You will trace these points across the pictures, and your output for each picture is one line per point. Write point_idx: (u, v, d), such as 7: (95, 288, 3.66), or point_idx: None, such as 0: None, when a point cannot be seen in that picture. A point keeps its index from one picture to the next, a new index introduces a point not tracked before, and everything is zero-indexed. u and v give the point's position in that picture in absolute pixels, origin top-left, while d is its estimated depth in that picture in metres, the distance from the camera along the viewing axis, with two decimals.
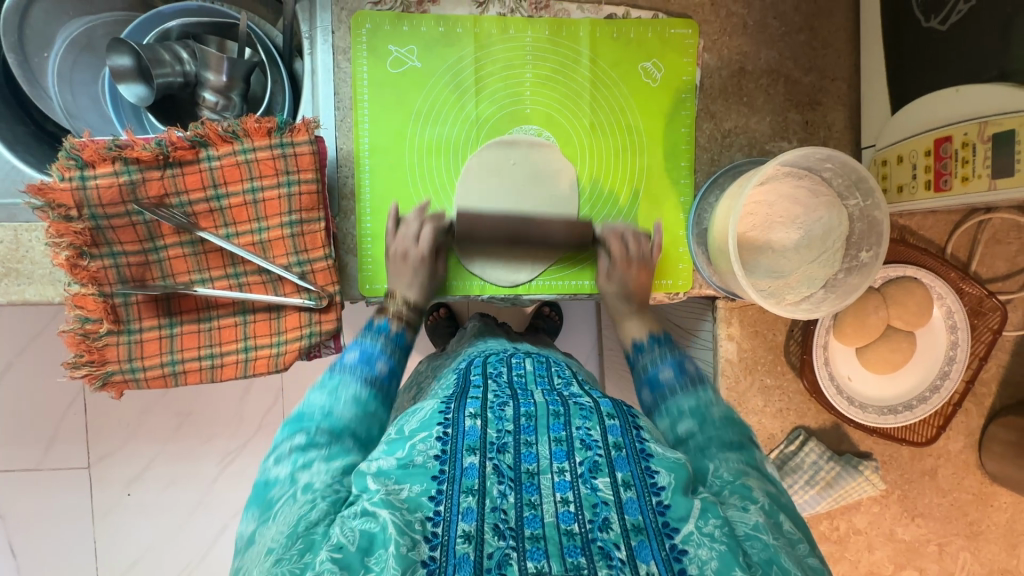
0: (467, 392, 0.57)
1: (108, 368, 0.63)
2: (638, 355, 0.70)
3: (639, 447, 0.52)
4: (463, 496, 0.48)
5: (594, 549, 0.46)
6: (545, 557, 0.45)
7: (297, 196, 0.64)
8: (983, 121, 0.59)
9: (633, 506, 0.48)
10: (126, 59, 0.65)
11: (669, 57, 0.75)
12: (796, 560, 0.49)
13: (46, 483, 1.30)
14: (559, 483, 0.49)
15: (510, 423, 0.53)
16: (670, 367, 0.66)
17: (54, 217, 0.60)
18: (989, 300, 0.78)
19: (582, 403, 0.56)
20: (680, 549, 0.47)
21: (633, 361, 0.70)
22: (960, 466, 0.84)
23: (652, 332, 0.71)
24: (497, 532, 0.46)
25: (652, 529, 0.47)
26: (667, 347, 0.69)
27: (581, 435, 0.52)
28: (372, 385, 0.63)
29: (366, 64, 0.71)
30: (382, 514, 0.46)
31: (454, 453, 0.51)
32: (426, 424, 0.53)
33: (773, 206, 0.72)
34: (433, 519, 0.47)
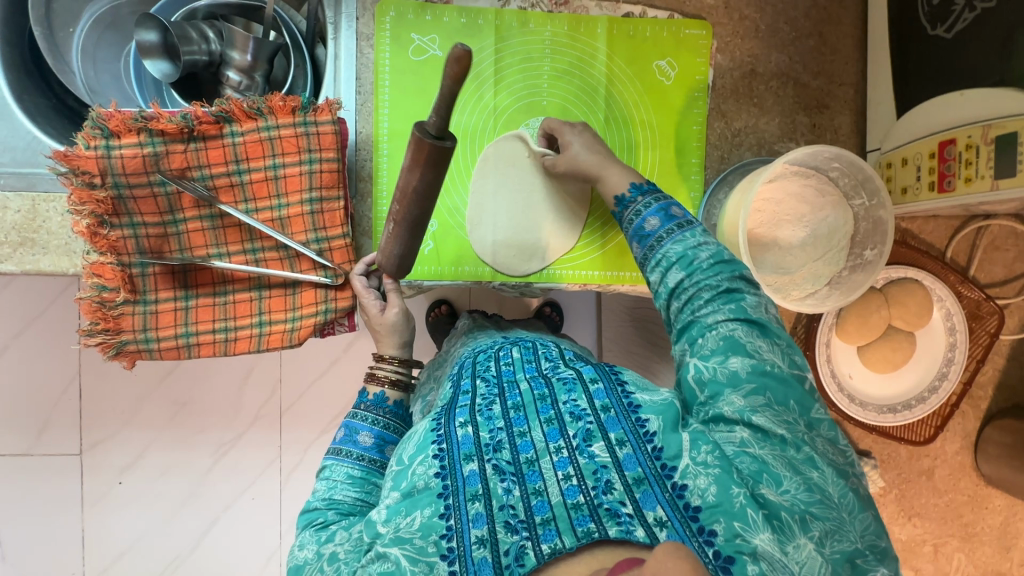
0: (454, 403, 0.56)
1: (123, 337, 0.64)
2: (623, 208, 0.64)
3: (626, 402, 0.53)
4: (470, 504, 0.47)
5: (601, 512, 0.46)
6: (558, 535, 0.45)
7: (318, 174, 0.65)
8: (986, 124, 0.61)
9: (631, 460, 0.49)
10: (152, 34, 0.67)
11: (682, 56, 0.77)
12: (787, 462, 0.49)
13: (37, 468, 1.28)
14: (558, 461, 0.50)
15: (501, 419, 0.53)
16: (656, 215, 0.61)
17: (77, 184, 0.60)
18: (987, 303, 0.80)
19: (565, 376, 0.57)
20: (681, 485, 0.48)
21: (619, 218, 0.64)
22: (957, 468, 0.86)
23: (634, 182, 0.64)
24: (509, 527, 0.46)
25: (653, 477, 0.48)
26: (655, 194, 0.63)
27: (569, 408, 0.53)
28: (365, 462, 0.60)
29: (388, 51, 0.73)
30: (393, 551, 0.46)
31: (453, 465, 0.50)
32: (421, 446, 0.52)
33: (779, 204, 0.73)
34: (447, 535, 0.47)
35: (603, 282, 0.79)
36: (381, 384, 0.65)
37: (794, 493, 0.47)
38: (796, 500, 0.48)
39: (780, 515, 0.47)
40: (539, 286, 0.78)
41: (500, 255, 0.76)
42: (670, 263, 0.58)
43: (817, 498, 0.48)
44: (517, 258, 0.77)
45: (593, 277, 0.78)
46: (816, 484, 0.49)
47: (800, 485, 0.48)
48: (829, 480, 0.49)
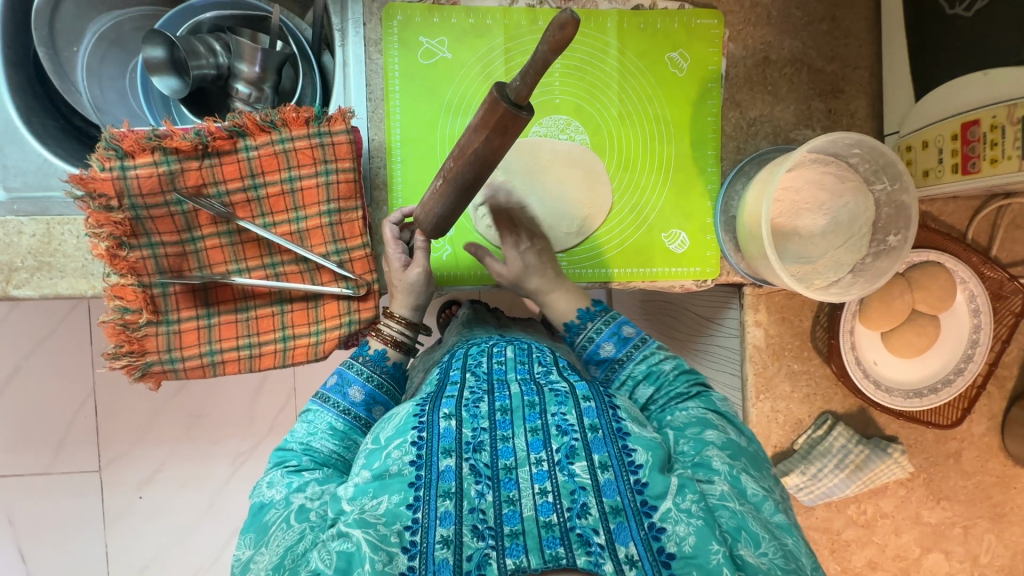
0: (442, 391, 0.57)
1: (148, 358, 0.63)
2: (575, 333, 0.68)
3: (616, 426, 0.53)
4: (440, 500, 0.48)
5: (572, 538, 0.46)
6: (524, 552, 0.45)
7: (335, 185, 0.64)
8: (1012, 104, 0.60)
9: (611, 488, 0.49)
10: (159, 51, 0.65)
11: (695, 47, 0.76)
12: (764, 524, 0.50)
13: (57, 487, 1.29)
14: (536, 474, 0.49)
15: (486, 420, 0.53)
16: (610, 340, 0.66)
17: (94, 208, 0.60)
18: (1010, 283, 0.80)
19: (558, 388, 0.56)
20: (658, 527, 0.47)
21: (571, 342, 0.69)
22: (984, 449, 0.85)
23: (582, 305, 0.69)
24: (476, 533, 0.46)
25: (630, 510, 0.48)
26: (604, 314, 0.68)
27: (557, 421, 0.52)
28: (349, 416, 0.63)
29: (397, 55, 0.72)
30: (356, 533, 0.46)
31: (430, 456, 0.50)
32: (400, 430, 0.53)
33: (798, 192, 0.73)
34: (412, 527, 0.47)
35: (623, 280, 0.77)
36: (382, 341, 0.66)
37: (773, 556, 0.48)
38: (773, 564, 0.48)
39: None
40: None
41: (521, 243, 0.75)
42: (636, 381, 0.64)
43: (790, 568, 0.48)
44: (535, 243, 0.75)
45: (613, 275, 0.77)
46: (790, 551, 0.50)
47: (777, 549, 0.48)
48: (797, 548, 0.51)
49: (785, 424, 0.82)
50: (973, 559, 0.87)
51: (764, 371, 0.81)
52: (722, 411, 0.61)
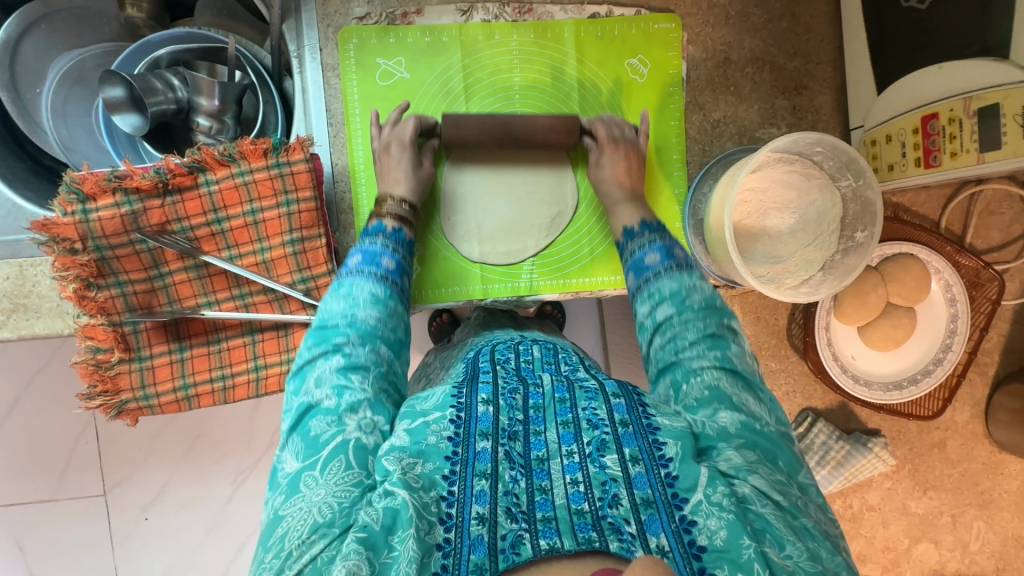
0: (476, 378, 0.58)
1: (122, 397, 0.64)
2: (628, 240, 0.70)
3: (646, 422, 0.52)
4: (476, 479, 0.48)
5: (605, 525, 0.46)
6: (558, 534, 0.44)
7: (296, 215, 0.65)
8: (967, 96, 0.59)
9: (642, 480, 0.49)
10: (118, 89, 0.66)
11: (654, 52, 0.76)
12: (791, 527, 0.48)
13: (63, 513, 1.30)
14: (568, 465, 0.49)
15: (521, 412, 0.54)
16: (656, 253, 0.66)
17: (59, 252, 0.60)
18: (986, 271, 0.79)
19: (588, 385, 0.57)
20: (689, 520, 0.47)
21: (621, 249, 0.71)
22: (968, 437, 0.85)
23: (642, 218, 0.71)
24: (510, 515, 0.46)
25: (661, 502, 0.48)
26: (657, 233, 0.69)
27: (588, 415, 0.53)
28: (386, 283, 0.63)
29: (355, 79, 0.72)
30: (400, 493, 0.45)
31: (467, 436, 0.51)
32: (438, 406, 0.54)
33: (765, 193, 0.73)
34: (448, 500, 0.47)
35: (596, 288, 0.77)
36: (395, 221, 0.67)
37: (798, 560, 0.46)
38: (797, 567, 0.46)
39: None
40: (530, 299, 0.77)
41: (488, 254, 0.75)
42: (662, 298, 0.63)
43: (818, 570, 0.46)
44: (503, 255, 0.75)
45: (585, 284, 0.77)
46: (816, 553, 0.47)
47: (804, 552, 0.47)
48: (824, 551, 0.48)
49: None
50: (963, 547, 0.87)
51: None
52: (741, 373, 0.58)
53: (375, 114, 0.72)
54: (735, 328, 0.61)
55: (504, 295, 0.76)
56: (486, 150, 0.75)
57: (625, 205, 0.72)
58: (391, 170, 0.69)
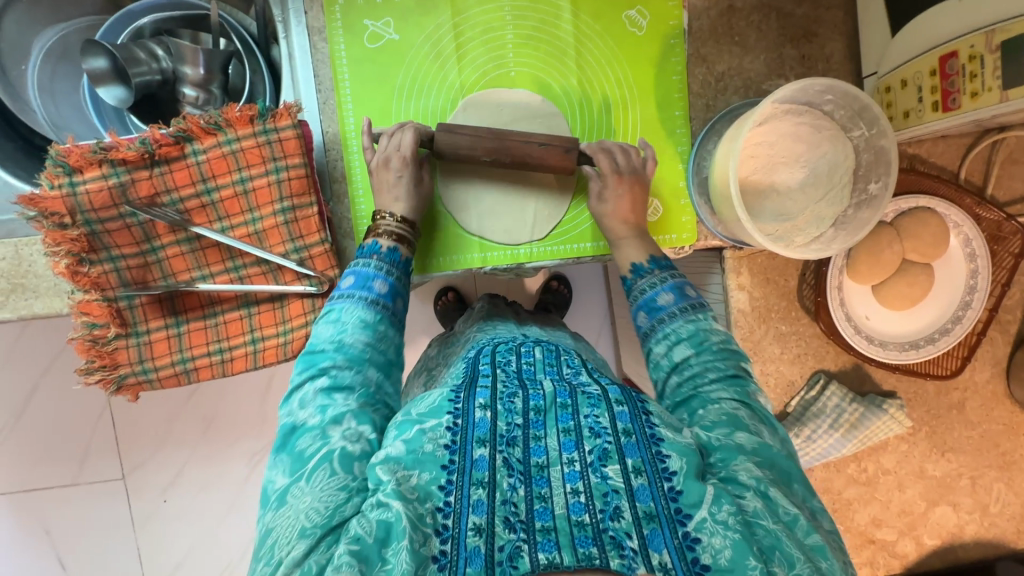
0: (475, 382, 0.56)
1: (121, 371, 0.64)
2: (636, 277, 0.68)
3: (649, 432, 0.51)
4: (473, 488, 0.47)
5: (605, 539, 0.44)
6: (557, 548, 0.43)
7: (287, 182, 0.63)
8: (990, 30, 0.55)
9: (644, 493, 0.47)
10: (101, 60, 0.65)
11: (653, 3, 0.73)
12: (798, 544, 0.47)
13: (83, 497, 1.32)
14: (569, 473, 0.48)
15: (520, 415, 0.52)
16: (669, 292, 0.65)
17: (49, 227, 0.60)
18: (1008, 223, 0.76)
19: (591, 391, 0.55)
20: (693, 537, 0.45)
21: (630, 286, 0.68)
22: (989, 398, 0.82)
23: (652, 255, 0.69)
24: (508, 524, 0.45)
25: (664, 517, 0.46)
26: (669, 271, 0.67)
27: (590, 423, 0.51)
28: (377, 308, 0.61)
29: (343, 42, 0.70)
30: (395, 504, 0.45)
31: (464, 444, 0.50)
32: (435, 411, 0.52)
33: (773, 147, 0.69)
34: (444, 510, 0.46)
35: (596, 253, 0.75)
36: (390, 240, 0.64)
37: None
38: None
39: None
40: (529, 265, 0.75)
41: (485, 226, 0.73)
42: (679, 339, 0.62)
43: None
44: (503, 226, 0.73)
45: (585, 249, 0.75)
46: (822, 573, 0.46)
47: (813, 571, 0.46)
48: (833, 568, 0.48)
49: (776, 387, 0.80)
50: (983, 509, 0.85)
51: (751, 335, 0.79)
52: (757, 406, 0.58)
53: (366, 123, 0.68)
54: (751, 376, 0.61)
55: (502, 262, 0.74)
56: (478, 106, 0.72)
57: (629, 241, 0.70)
58: (387, 188, 0.66)
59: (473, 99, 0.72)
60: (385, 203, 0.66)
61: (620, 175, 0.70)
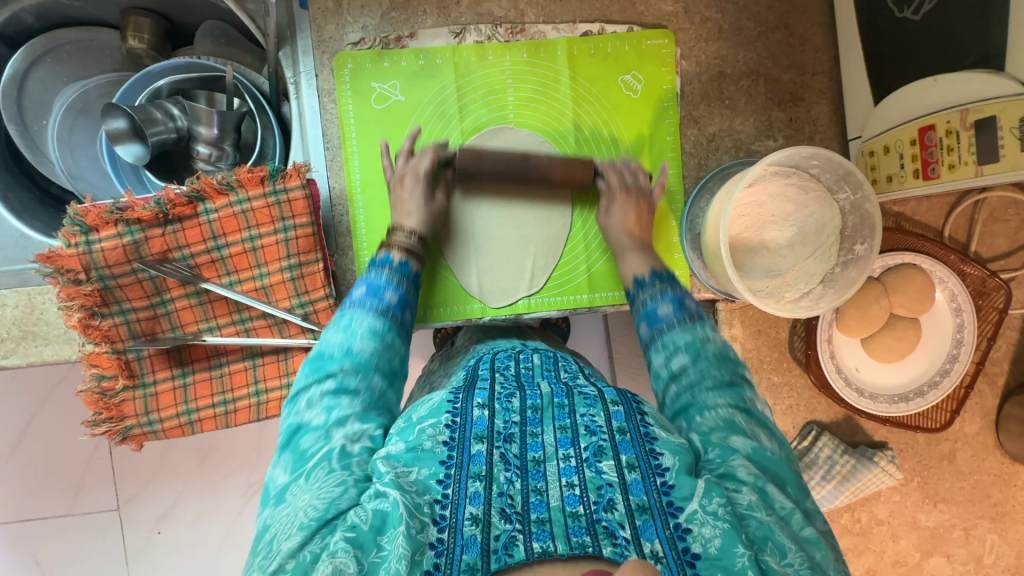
0: (475, 383, 0.57)
1: (127, 423, 0.66)
2: (638, 290, 0.69)
3: (644, 429, 0.52)
4: (471, 481, 0.47)
5: (598, 529, 0.45)
6: (551, 537, 0.44)
7: (294, 240, 0.65)
8: (963, 108, 0.59)
9: (638, 487, 0.48)
10: (120, 122, 0.68)
11: (647, 68, 0.76)
12: (792, 535, 0.48)
13: (77, 529, 1.30)
14: (565, 469, 0.49)
15: (518, 414, 0.52)
16: (669, 303, 0.66)
17: (65, 282, 0.62)
18: (992, 280, 0.78)
19: (587, 392, 0.56)
20: (684, 527, 0.46)
21: (631, 298, 0.70)
22: (979, 448, 0.84)
23: (652, 268, 0.70)
24: (504, 515, 0.45)
25: (656, 509, 0.47)
26: (668, 284, 0.68)
27: (585, 422, 0.52)
28: (386, 317, 0.63)
29: (351, 102, 0.73)
30: (393, 493, 0.45)
31: (462, 441, 0.50)
32: (433, 411, 0.53)
33: (762, 206, 0.73)
34: (442, 501, 0.47)
35: (592, 305, 0.77)
36: (402, 253, 0.67)
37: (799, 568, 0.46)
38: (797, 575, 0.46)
39: None
40: (528, 316, 0.77)
41: (486, 288, 0.76)
42: (676, 348, 0.62)
43: None
44: (501, 286, 0.76)
45: (582, 300, 0.77)
46: (817, 564, 0.48)
47: (804, 561, 0.47)
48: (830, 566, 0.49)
49: None
50: (977, 560, 0.85)
51: None
52: (757, 415, 0.58)
53: (383, 145, 0.72)
54: (750, 379, 0.61)
55: (501, 313, 0.76)
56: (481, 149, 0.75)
57: (634, 253, 0.72)
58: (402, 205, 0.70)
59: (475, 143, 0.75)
60: (398, 217, 0.70)
61: (627, 190, 0.74)
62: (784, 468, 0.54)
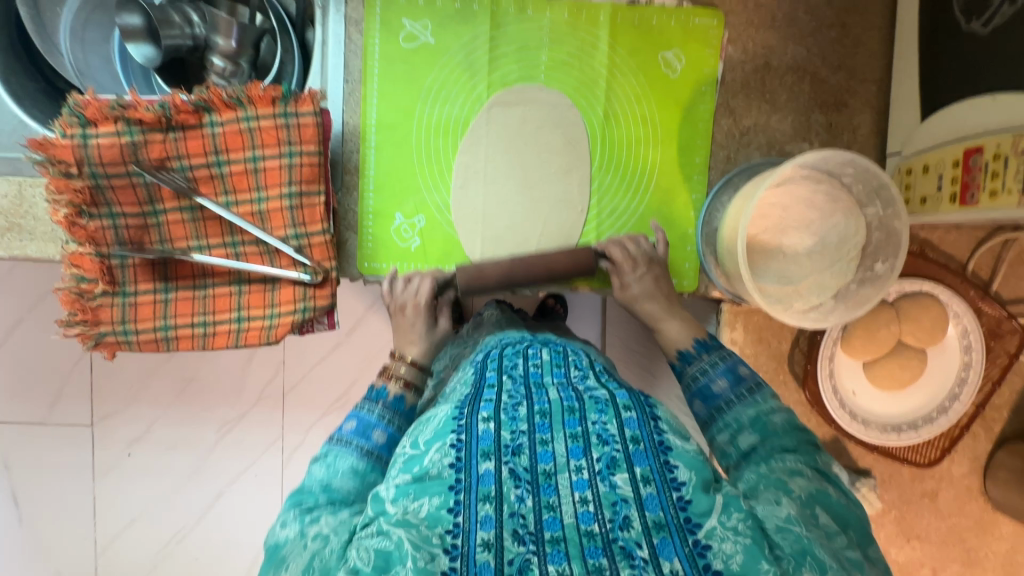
0: (481, 394, 0.54)
1: (101, 329, 0.63)
2: (685, 364, 0.66)
3: (657, 439, 0.49)
4: (481, 504, 0.45)
5: (615, 548, 0.44)
6: (566, 559, 0.43)
7: (298, 167, 0.63)
8: (1017, 133, 0.55)
9: (653, 502, 0.46)
10: (135, 18, 0.64)
11: (691, 48, 0.72)
12: (833, 553, 0.46)
13: (48, 439, 1.29)
14: (577, 482, 0.47)
15: (525, 422, 0.50)
16: (723, 377, 0.62)
17: (54, 173, 0.59)
18: (1008, 322, 0.75)
19: (597, 395, 0.53)
20: (703, 544, 0.44)
21: (680, 372, 0.67)
22: (963, 492, 0.82)
23: (697, 337, 0.67)
24: (517, 538, 0.44)
25: (673, 525, 0.45)
26: (717, 351, 0.65)
27: (597, 430, 0.50)
28: (370, 458, 0.58)
29: (378, 37, 0.70)
30: (397, 532, 0.44)
31: (469, 459, 0.47)
32: (440, 433, 0.50)
33: (786, 210, 0.69)
34: (453, 530, 0.44)
35: (595, 286, 0.75)
36: (399, 386, 0.66)
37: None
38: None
39: None
40: (527, 287, 0.74)
41: (489, 254, 0.73)
42: (740, 426, 0.58)
43: None
44: (504, 254, 0.73)
45: (585, 280, 0.74)
46: None
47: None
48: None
49: None
50: None
51: None
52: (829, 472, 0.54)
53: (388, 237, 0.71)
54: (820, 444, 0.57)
55: None
56: (505, 107, 0.72)
57: (669, 321, 0.70)
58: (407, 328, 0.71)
59: (498, 99, 0.72)
60: (403, 344, 0.71)
61: (636, 258, 0.70)
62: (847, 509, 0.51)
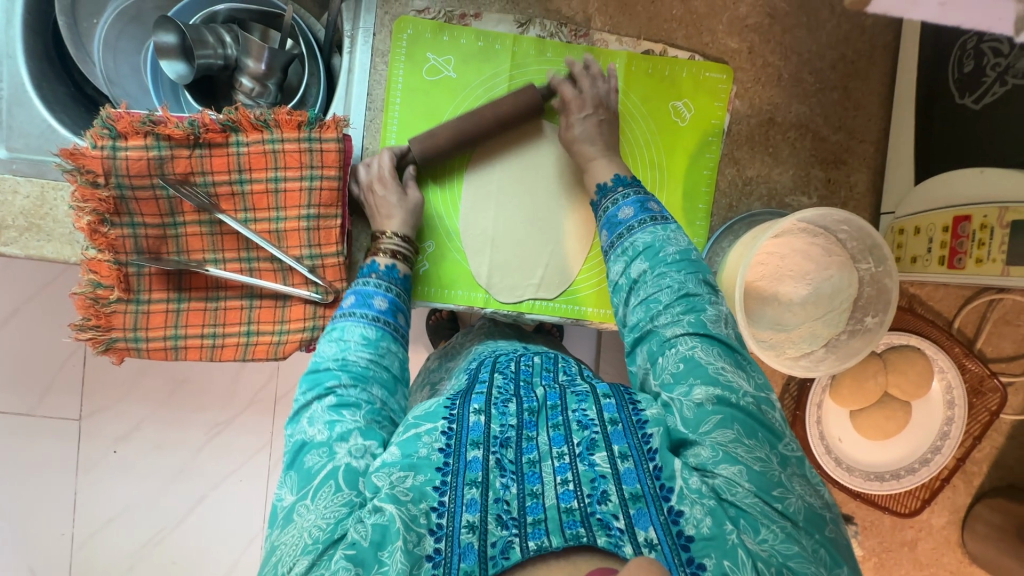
0: (472, 388, 0.55)
1: (113, 334, 0.65)
2: (602, 197, 0.68)
3: (635, 417, 0.50)
4: (467, 488, 0.46)
5: (593, 520, 0.44)
6: (547, 534, 0.43)
7: (317, 191, 0.65)
8: (1005, 206, 0.58)
9: (631, 476, 0.47)
10: (171, 36, 0.67)
11: (700, 99, 0.76)
12: (763, 508, 0.47)
13: (33, 430, 1.28)
14: (559, 466, 0.48)
15: (513, 417, 0.51)
16: (630, 207, 0.65)
17: (82, 182, 0.61)
18: (990, 380, 0.78)
19: (579, 387, 0.55)
20: (677, 511, 0.45)
21: (597, 206, 0.69)
22: (941, 542, 0.85)
23: (618, 172, 0.69)
24: (501, 521, 0.44)
25: (649, 496, 0.46)
26: (633, 187, 0.67)
27: (578, 417, 0.51)
28: (377, 325, 0.61)
29: (402, 69, 0.73)
30: (388, 508, 0.44)
31: (457, 447, 0.48)
32: (429, 416, 0.51)
33: (783, 259, 0.72)
34: (438, 510, 0.45)
35: (595, 320, 0.77)
36: (389, 257, 0.67)
37: (774, 543, 0.45)
38: (774, 551, 0.45)
39: (758, 566, 0.44)
40: (529, 317, 0.76)
41: (495, 282, 0.75)
42: (636, 253, 0.61)
43: (795, 550, 0.45)
44: (509, 284, 0.75)
45: (586, 313, 0.77)
46: (795, 532, 0.46)
47: (778, 533, 0.45)
48: (803, 532, 0.47)
49: None
50: None
51: None
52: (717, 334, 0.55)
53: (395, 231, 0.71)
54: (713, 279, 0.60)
55: (504, 308, 0.75)
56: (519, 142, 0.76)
57: (599, 162, 0.70)
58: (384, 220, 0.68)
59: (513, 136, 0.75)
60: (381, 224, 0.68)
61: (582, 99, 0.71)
62: (754, 415, 0.51)
